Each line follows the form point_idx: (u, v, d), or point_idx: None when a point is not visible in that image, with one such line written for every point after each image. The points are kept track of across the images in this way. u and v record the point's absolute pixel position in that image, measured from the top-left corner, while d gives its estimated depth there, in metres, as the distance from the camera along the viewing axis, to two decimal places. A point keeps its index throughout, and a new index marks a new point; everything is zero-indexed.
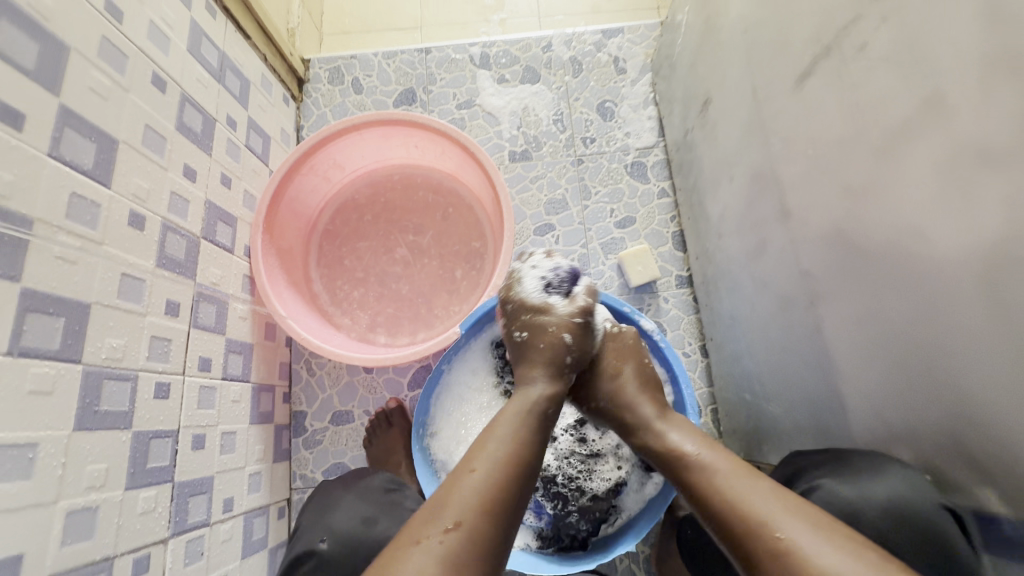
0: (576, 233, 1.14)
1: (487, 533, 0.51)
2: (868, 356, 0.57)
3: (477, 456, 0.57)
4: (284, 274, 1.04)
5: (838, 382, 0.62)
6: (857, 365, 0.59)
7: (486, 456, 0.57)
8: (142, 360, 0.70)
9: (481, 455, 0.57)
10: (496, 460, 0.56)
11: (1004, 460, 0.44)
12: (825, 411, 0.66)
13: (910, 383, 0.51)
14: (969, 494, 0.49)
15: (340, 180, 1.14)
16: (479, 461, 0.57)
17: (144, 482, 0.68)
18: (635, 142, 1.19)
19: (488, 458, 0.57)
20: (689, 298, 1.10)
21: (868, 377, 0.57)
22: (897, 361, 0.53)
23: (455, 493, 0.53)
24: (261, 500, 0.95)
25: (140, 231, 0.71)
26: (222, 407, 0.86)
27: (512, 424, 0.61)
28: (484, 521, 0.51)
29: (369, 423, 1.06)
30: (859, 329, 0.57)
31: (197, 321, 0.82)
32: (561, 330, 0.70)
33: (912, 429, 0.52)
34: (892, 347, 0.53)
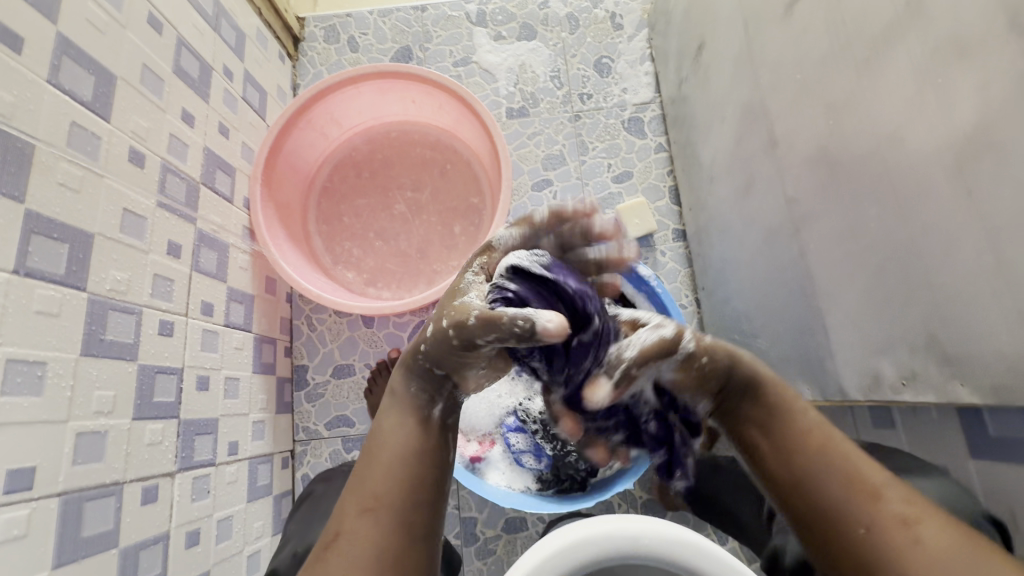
0: (573, 188, 1.15)
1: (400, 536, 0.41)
2: (847, 271, 0.58)
3: (368, 467, 0.45)
4: (283, 228, 1.04)
5: (820, 304, 0.63)
6: (837, 283, 0.60)
7: (405, 427, 0.47)
8: (146, 296, 0.70)
9: (366, 484, 0.44)
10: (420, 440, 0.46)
11: (972, 349, 0.45)
12: (811, 338, 0.67)
13: (886, 288, 0.53)
14: (939, 393, 0.50)
15: (338, 136, 1.14)
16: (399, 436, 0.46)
17: (151, 415, 0.70)
18: (632, 97, 1.19)
19: (381, 465, 0.44)
20: (685, 251, 1.10)
21: (847, 293, 0.58)
22: (874, 268, 0.54)
23: (338, 520, 0.42)
24: (265, 448, 0.97)
25: (141, 169, 0.71)
26: (225, 352, 0.87)
27: (409, 421, 0.47)
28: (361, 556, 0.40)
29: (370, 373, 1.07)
30: (840, 246, 0.58)
31: (199, 265, 0.82)
32: None
33: (886, 337, 0.54)
34: (869, 256, 0.54)
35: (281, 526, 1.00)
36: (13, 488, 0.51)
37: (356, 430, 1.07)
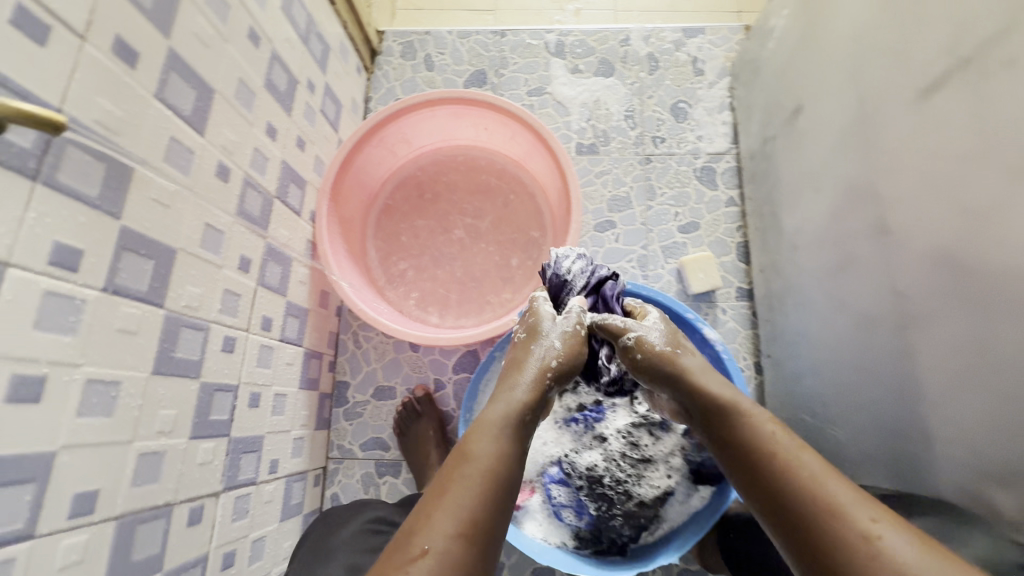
0: (637, 233, 1.12)
1: (466, 561, 0.43)
2: (965, 387, 0.55)
3: (458, 480, 0.48)
4: (344, 243, 1.03)
5: (924, 412, 0.61)
6: (948, 398, 0.57)
7: (464, 475, 0.48)
8: (214, 312, 0.69)
9: (461, 490, 0.47)
10: (475, 479, 0.48)
11: None
12: (901, 442, 0.65)
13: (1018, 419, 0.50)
14: None
15: (406, 155, 1.13)
16: (456, 480, 0.48)
17: (206, 433, 0.68)
18: (707, 146, 1.15)
19: (473, 476, 0.48)
20: (748, 312, 1.06)
21: (959, 410, 0.56)
22: (1004, 394, 0.51)
23: (434, 518, 0.45)
24: (301, 465, 0.95)
25: (225, 182, 0.71)
26: (277, 368, 0.87)
27: (496, 444, 0.51)
28: (462, 554, 0.43)
29: (396, 414, 1.04)
30: (958, 358, 0.56)
31: (264, 279, 0.81)
32: (552, 347, 0.62)
33: (1011, 467, 0.51)
34: (997, 379, 0.51)
35: None
36: (76, 512, 0.49)
37: (390, 456, 1.05)
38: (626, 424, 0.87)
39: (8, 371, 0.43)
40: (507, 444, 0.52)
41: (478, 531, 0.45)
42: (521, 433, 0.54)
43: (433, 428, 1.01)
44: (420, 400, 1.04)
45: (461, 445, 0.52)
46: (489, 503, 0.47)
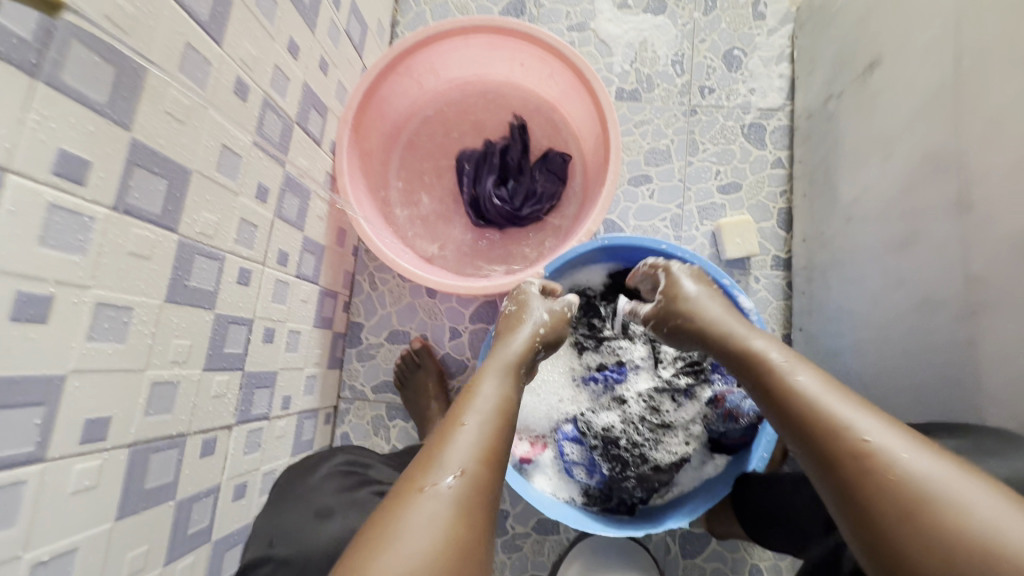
0: (673, 190, 1.05)
1: (485, 479, 0.48)
2: None
3: (471, 416, 0.53)
4: (364, 177, 0.98)
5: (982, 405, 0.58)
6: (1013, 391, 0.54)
7: (477, 411, 0.54)
8: (231, 242, 0.66)
9: (476, 425, 0.52)
10: (488, 416, 0.54)
11: None
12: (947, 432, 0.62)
13: None
14: None
15: (433, 87, 1.05)
16: (467, 413, 0.54)
17: (220, 366, 0.66)
18: (759, 100, 1.06)
19: (486, 412, 0.54)
20: (782, 282, 1.01)
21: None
22: None
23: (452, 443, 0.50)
24: (313, 403, 0.95)
25: (244, 102, 0.65)
26: (292, 304, 0.84)
27: (501, 388, 0.58)
28: (481, 471, 0.48)
29: (396, 364, 1.03)
30: None
31: (282, 211, 0.77)
32: (540, 319, 0.71)
33: None
34: None
35: None
36: (88, 439, 0.48)
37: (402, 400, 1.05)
38: (649, 387, 0.88)
39: (12, 289, 0.40)
40: (508, 391, 0.59)
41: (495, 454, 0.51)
42: (517, 385, 0.61)
43: (432, 381, 0.99)
44: (418, 351, 1.02)
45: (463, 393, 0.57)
46: (502, 431, 0.53)
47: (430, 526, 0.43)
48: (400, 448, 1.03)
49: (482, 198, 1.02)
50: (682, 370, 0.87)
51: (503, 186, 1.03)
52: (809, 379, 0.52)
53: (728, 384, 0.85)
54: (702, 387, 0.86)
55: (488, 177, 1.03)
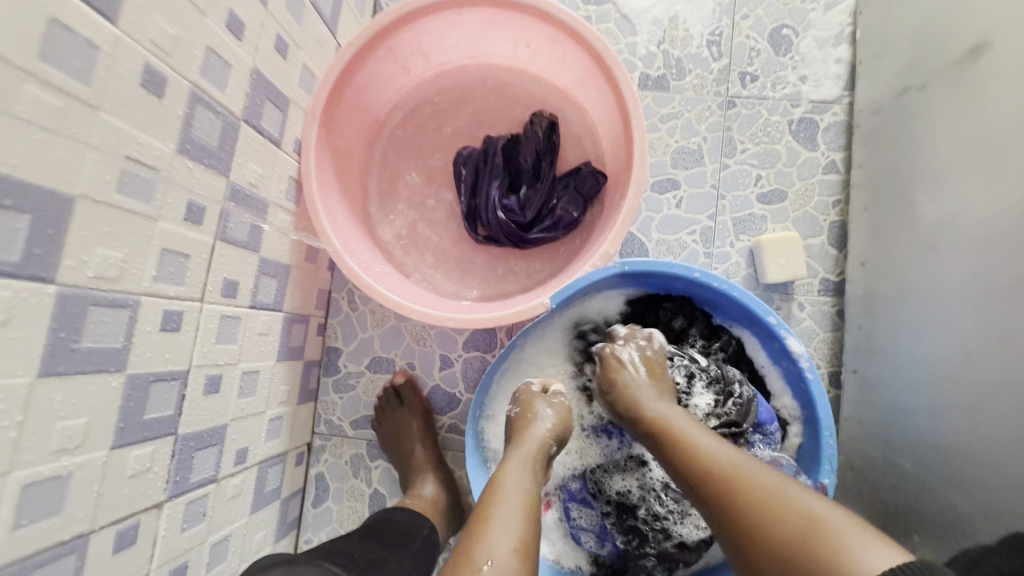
0: (705, 198, 0.89)
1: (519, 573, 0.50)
2: None
3: (495, 507, 0.55)
4: (338, 182, 0.82)
5: None
6: None
7: (506, 505, 0.55)
8: (148, 281, 0.51)
9: (503, 517, 0.53)
10: (515, 509, 0.55)
11: None
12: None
13: None
14: None
15: (422, 72, 0.89)
16: (496, 503, 0.55)
17: (138, 437, 0.52)
18: (811, 90, 0.89)
19: (512, 505, 0.55)
20: (833, 311, 0.85)
21: None
22: None
23: (482, 540, 0.51)
24: (279, 447, 0.82)
25: (157, 99, 0.50)
26: (246, 341, 0.70)
27: (522, 479, 0.58)
28: (516, 563, 0.50)
29: (378, 396, 0.90)
30: None
31: (226, 233, 0.62)
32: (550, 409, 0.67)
33: None
34: None
35: (286, 529, 0.86)
36: None
37: None
38: None
39: None
40: (530, 481, 0.59)
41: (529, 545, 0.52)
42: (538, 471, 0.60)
43: (417, 422, 0.86)
44: (402, 385, 0.89)
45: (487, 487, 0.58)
46: (531, 521, 0.55)
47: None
48: (382, 492, 0.90)
49: (483, 207, 0.86)
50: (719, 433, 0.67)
51: (511, 195, 0.87)
52: (705, 441, 0.54)
53: (769, 445, 0.70)
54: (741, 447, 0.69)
55: (494, 183, 0.87)
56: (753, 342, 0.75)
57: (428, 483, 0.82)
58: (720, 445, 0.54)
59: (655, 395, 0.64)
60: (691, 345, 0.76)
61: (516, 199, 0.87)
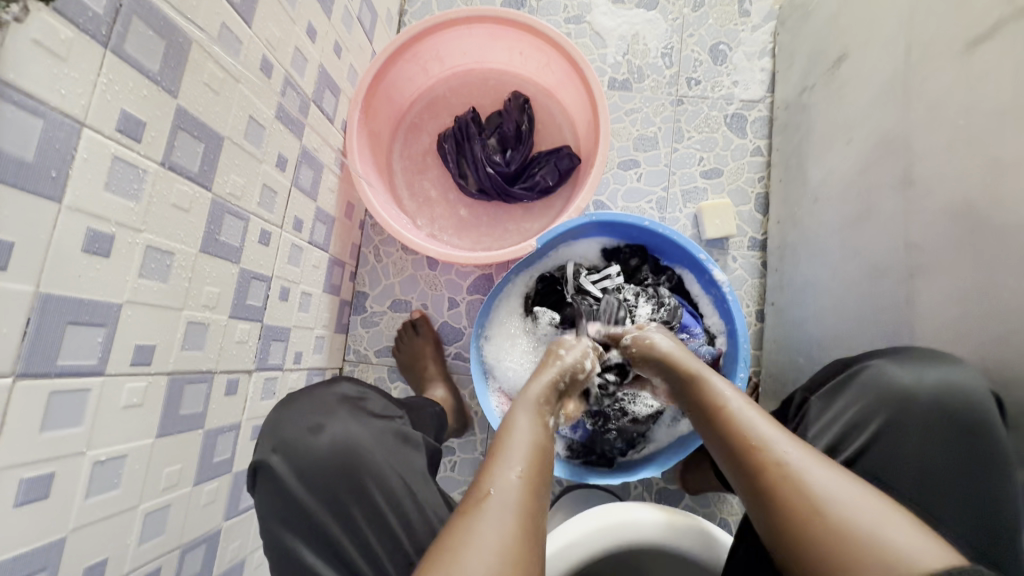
0: (659, 174, 1.13)
1: (525, 492, 0.54)
2: (955, 318, 0.61)
3: (507, 444, 0.60)
4: (371, 156, 1.05)
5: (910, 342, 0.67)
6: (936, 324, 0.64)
7: (516, 443, 0.60)
8: (254, 204, 0.73)
9: (512, 450, 0.59)
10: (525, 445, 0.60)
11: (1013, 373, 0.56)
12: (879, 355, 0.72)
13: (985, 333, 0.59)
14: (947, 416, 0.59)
15: (438, 74, 1.13)
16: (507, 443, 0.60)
17: (243, 315, 0.74)
18: (741, 92, 1.14)
19: (520, 444, 0.60)
20: (758, 262, 1.09)
21: (946, 330, 0.63)
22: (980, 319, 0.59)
23: (498, 466, 0.57)
24: (321, 362, 1.03)
25: (267, 79, 0.73)
26: (305, 268, 0.92)
27: (531, 427, 0.63)
28: (524, 485, 0.55)
29: (398, 330, 1.12)
30: (953, 296, 0.61)
31: (298, 181, 0.85)
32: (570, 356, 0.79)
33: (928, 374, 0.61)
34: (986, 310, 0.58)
35: None
36: (136, 362, 0.55)
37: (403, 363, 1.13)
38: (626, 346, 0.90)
39: (84, 226, 0.47)
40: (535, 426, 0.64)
41: (537, 476, 0.57)
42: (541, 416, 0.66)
43: (430, 347, 1.08)
44: (417, 321, 1.10)
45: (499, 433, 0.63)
46: (539, 457, 0.60)
47: (502, 519, 0.50)
48: None
49: (473, 165, 1.08)
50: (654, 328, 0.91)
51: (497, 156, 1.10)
52: (752, 417, 0.58)
53: (694, 339, 0.93)
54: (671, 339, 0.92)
55: (477, 141, 1.08)
56: (691, 277, 0.98)
57: (438, 391, 1.02)
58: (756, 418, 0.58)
59: (684, 350, 0.74)
60: (645, 279, 0.98)
61: (500, 159, 1.09)
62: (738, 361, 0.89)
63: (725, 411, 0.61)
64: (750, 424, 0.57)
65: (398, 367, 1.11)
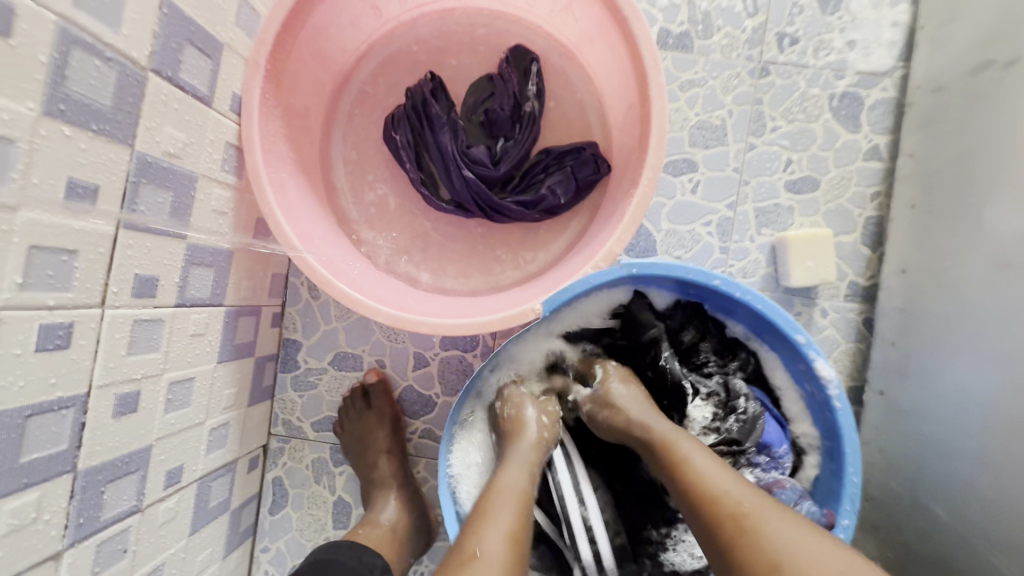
0: (725, 183, 0.76)
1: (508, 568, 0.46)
2: None
3: (492, 502, 0.52)
4: (291, 150, 0.68)
5: None
6: None
7: (500, 506, 0.51)
8: (9, 293, 0.39)
9: (499, 510, 0.51)
10: (510, 508, 0.51)
11: None
12: None
13: None
14: None
15: (397, 15, 0.74)
16: (493, 505, 0.51)
17: (14, 486, 0.42)
18: (860, 60, 0.75)
19: (503, 505, 0.51)
20: (859, 320, 0.75)
21: None
22: None
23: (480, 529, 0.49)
24: (225, 457, 0.71)
25: (5, 40, 0.36)
26: (173, 346, 0.57)
27: (516, 479, 0.54)
28: (507, 557, 0.47)
29: (344, 397, 0.80)
30: None
31: (133, 217, 0.49)
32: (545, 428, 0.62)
33: None
34: None
35: (236, 541, 0.78)
36: None
37: None
38: None
39: None
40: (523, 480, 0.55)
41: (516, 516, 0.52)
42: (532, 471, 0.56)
43: (383, 434, 0.76)
44: (372, 389, 0.78)
45: (484, 491, 0.54)
46: (525, 516, 0.52)
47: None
48: (347, 500, 0.82)
49: (448, 167, 0.72)
50: (716, 450, 0.61)
51: (484, 152, 0.73)
52: (702, 462, 0.49)
53: (775, 468, 0.62)
54: (740, 465, 0.62)
55: (443, 129, 0.72)
56: (772, 359, 0.65)
57: (385, 512, 0.71)
58: (731, 474, 0.48)
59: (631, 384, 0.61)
60: (660, 352, 0.65)
61: (486, 156, 0.72)
62: (844, 505, 0.58)
63: (687, 458, 0.50)
64: (711, 478, 0.48)
65: (342, 448, 0.80)
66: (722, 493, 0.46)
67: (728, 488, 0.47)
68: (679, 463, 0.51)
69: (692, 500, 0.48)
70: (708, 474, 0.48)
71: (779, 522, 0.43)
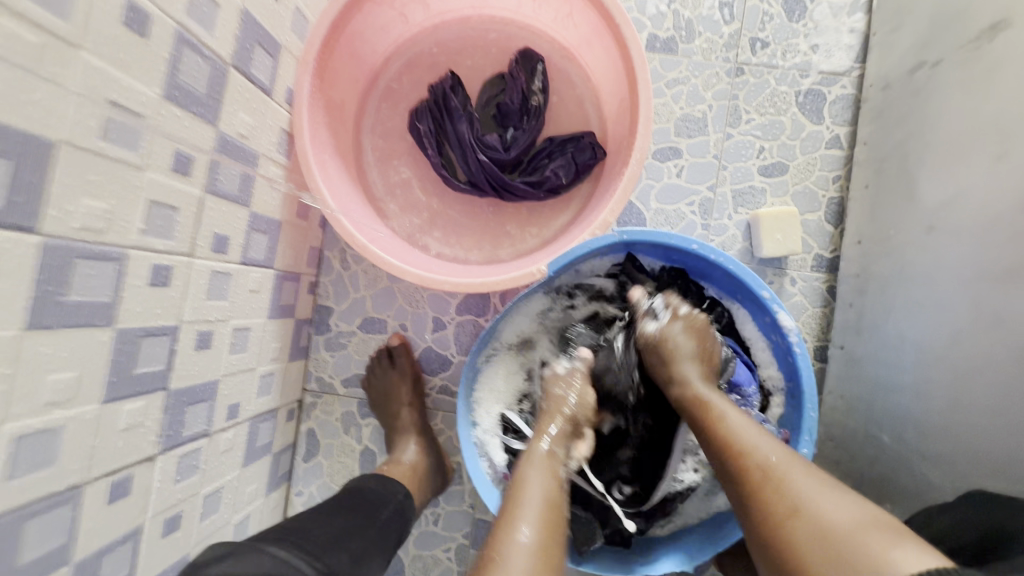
0: (706, 168, 0.87)
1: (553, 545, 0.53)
2: None
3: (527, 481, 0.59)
4: (331, 136, 0.79)
5: None
6: None
7: (535, 485, 0.58)
8: (135, 235, 0.50)
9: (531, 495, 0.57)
10: (544, 484, 0.59)
11: None
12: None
13: None
14: None
15: (421, 22, 0.85)
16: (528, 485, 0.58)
17: (131, 392, 0.52)
18: (822, 61, 0.86)
19: (537, 489, 0.58)
20: (823, 287, 0.86)
21: None
22: None
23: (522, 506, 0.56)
24: (270, 403, 0.82)
25: (143, 38, 0.47)
26: (236, 297, 0.68)
27: (544, 482, 0.59)
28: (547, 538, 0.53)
29: (371, 357, 0.90)
30: None
31: (215, 186, 0.60)
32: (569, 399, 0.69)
33: None
34: None
35: (276, 482, 0.88)
36: None
37: None
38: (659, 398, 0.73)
39: None
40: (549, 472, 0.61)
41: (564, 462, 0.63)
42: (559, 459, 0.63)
43: (405, 387, 0.87)
44: (395, 349, 0.89)
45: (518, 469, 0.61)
46: (558, 503, 0.58)
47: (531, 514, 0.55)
48: (372, 448, 0.92)
49: (465, 153, 0.83)
50: None
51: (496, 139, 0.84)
52: (745, 428, 0.56)
53: (746, 405, 0.72)
54: None
55: (461, 119, 0.83)
56: (744, 315, 0.76)
57: (408, 453, 0.82)
58: (759, 433, 0.56)
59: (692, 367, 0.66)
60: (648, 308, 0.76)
61: (498, 143, 0.83)
62: (802, 435, 0.68)
63: (720, 422, 0.58)
64: (739, 437, 0.56)
65: (368, 402, 0.91)
66: (744, 447, 0.55)
67: (758, 444, 0.54)
68: (714, 424, 0.58)
69: (720, 452, 0.56)
70: (739, 434, 0.56)
71: (796, 479, 0.50)
